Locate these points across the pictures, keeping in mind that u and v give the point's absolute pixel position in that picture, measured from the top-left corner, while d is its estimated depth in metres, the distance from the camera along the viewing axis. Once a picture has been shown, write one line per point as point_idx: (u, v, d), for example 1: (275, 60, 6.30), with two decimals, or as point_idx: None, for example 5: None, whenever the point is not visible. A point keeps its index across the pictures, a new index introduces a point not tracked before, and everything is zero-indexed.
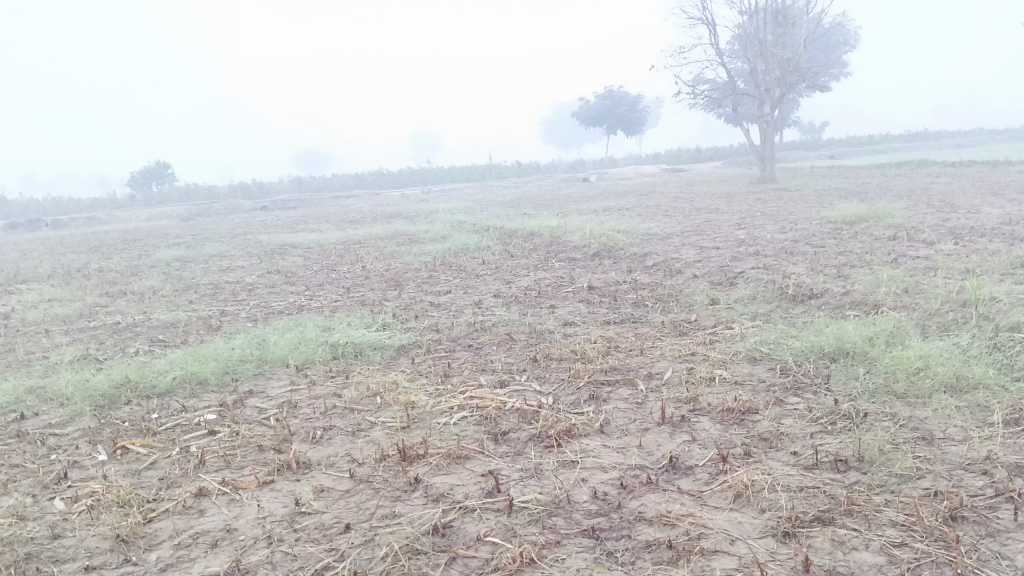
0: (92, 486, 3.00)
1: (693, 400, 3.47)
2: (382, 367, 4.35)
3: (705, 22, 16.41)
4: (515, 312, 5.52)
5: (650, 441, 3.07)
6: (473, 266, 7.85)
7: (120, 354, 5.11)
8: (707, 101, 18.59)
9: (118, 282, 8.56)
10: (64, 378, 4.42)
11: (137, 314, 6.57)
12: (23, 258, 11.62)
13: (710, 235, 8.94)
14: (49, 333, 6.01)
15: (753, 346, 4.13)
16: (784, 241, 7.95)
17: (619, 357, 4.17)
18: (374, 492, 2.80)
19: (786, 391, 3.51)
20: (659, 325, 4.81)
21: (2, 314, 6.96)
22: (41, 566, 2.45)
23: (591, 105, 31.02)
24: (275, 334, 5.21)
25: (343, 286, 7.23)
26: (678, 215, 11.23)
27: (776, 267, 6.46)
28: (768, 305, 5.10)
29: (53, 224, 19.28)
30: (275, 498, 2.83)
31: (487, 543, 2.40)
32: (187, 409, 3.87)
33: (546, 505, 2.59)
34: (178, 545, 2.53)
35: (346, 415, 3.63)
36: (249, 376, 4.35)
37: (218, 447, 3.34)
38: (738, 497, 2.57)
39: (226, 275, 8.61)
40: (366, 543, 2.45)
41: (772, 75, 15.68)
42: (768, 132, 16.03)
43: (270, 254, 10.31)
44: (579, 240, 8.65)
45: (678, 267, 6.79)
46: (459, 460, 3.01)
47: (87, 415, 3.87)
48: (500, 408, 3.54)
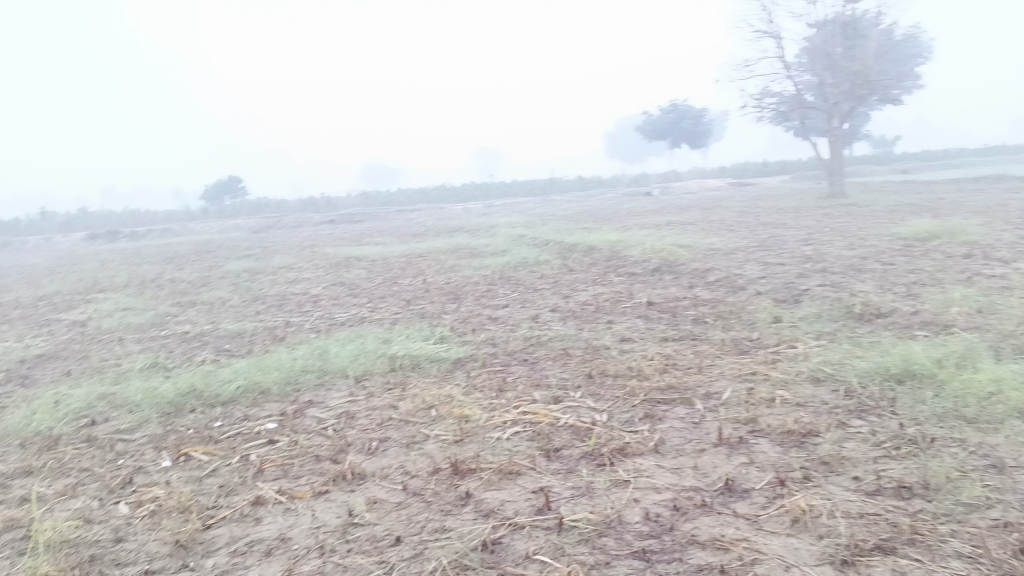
0: (155, 492, 3.09)
1: (752, 421, 3.40)
2: (439, 379, 4.38)
3: (771, 35, 16.20)
4: (572, 326, 5.51)
5: (706, 462, 3.02)
6: (532, 279, 7.87)
7: (187, 363, 5.26)
8: (774, 115, 18.30)
9: (189, 293, 8.82)
10: (134, 386, 4.56)
11: (206, 324, 6.75)
12: (102, 269, 12.06)
13: (776, 250, 8.79)
14: (123, 341, 6.22)
15: (816, 367, 4.03)
16: (851, 258, 7.76)
17: (677, 375, 4.11)
18: (426, 505, 2.81)
19: (850, 414, 3.40)
20: (719, 343, 4.73)
21: (80, 322, 7.23)
22: (104, 569, 2.52)
23: (655, 119, 30.85)
24: (336, 345, 5.29)
25: (403, 298, 7.32)
26: (743, 230, 11.07)
27: (843, 285, 6.30)
28: (833, 324, 4.98)
29: (130, 235, 19.99)
30: (328, 508, 2.86)
31: (535, 561, 2.38)
32: (249, 418, 3.96)
33: (597, 524, 2.56)
34: (233, 552, 2.58)
35: (401, 427, 3.67)
36: (309, 386, 4.43)
37: (277, 456, 3.40)
38: (795, 522, 2.50)
39: (292, 287, 8.80)
40: (415, 556, 2.46)
41: (841, 88, 15.37)
42: (837, 146, 15.69)
43: (335, 266, 10.50)
44: (640, 255, 8.60)
45: (741, 284, 6.68)
46: (511, 476, 3.01)
47: (154, 422, 3.99)
48: (553, 424, 3.52)
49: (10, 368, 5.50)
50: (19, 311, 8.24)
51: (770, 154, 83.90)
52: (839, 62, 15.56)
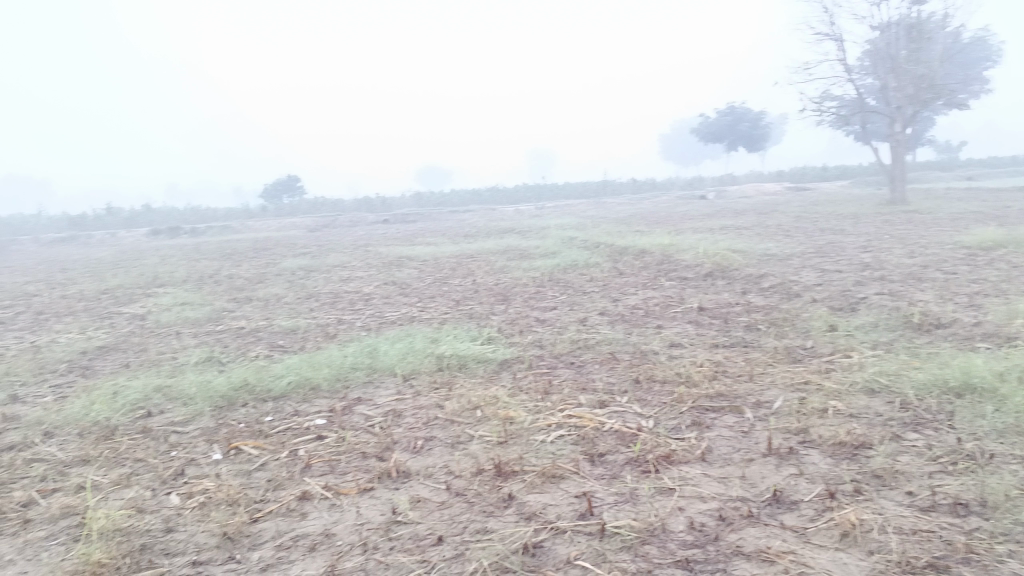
0: (205, 484, 3.15)
1: (803, 431, 3.33)
2: (485, 380, 4.39)
3: (833, 38, 15.87)
4: (621, 330, 5.47)
5: (754, 472, 2.97)
6: (581, 282, 7.84)
7: (241, 358, 5.36)
8: (834, 119, 17.92)
9: (245, 289, 8.99)
10: (189, 379, 4.67)
11: (260, 320, 6.87)
12: (163, 263, 12.38)
13: (833, 257, 8.61)
14: (180, 335, 6.37)
15: (871, 377, 3.93)
16: (911, 266, 7.56)
17: (726, 383, 4.05)
18: (468, 506, 2.82)
19: (905, 427, 3.31)
20: (771, 351, 4.65)
21: (140, 316, 7.43)
22: (154, 559, 2.57)
23: (712, 121, 30.50)
24: (385, 343, 5.34)
25: (453, 298, 7.36)
26: (800, 236, 10.87)
27: (902, 294, 6.14)
28: (890, 333, 4.85)
29: (191, 232, 20.49)
30: (373, 505, 2.89)
31: (576, 567, 2.36)
32: (298, 413, 4.02)
33: (640, 532, 2.54)
34: (279, 546, 2.62)
35: (446, 427, 3.68)
36: (358, 383, 4.48)
37: (325, 452, 3.44)
38: (844, 536, 2.44)
39: (346, 285, 8.92)
40: (456, 557, 2.46)
41: (904, 92, 15.00)
42: (899, 152, 15.32)
43: (387, 266, 10.60)
44: (692, 259, 8.50)
45: (796, 290, 6.56)
46: (554, 480, 2.99)
47: (207, 415, 4.07)
48: (598, 428, 3.50)
49: (72, 359, 5.67)
50: (83, 303, 8.50)
51: (831, 159, 82.26)
52: (903, 65, 15.18)
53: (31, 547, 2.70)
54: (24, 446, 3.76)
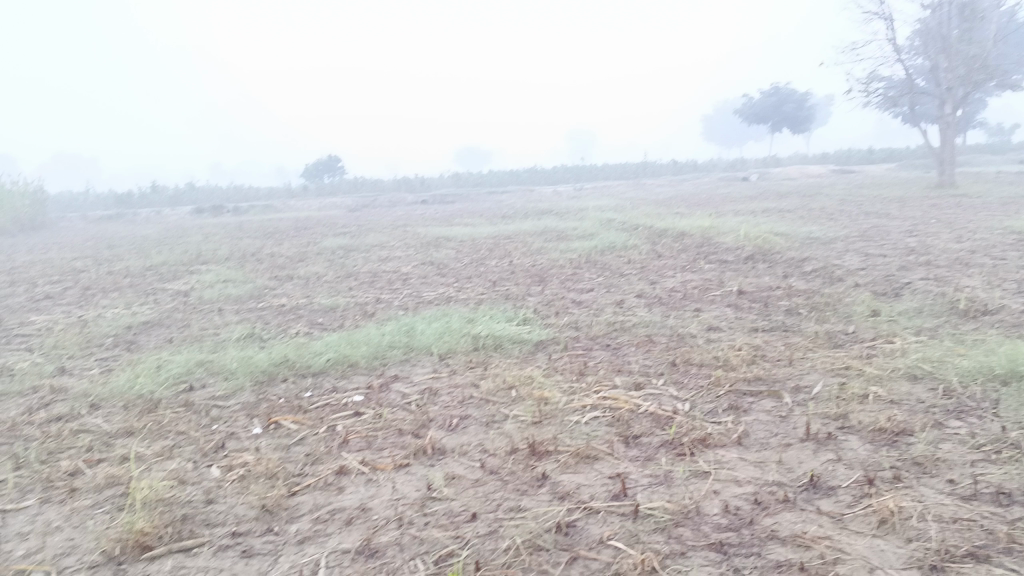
0: (245, 457, 3.20)
1: (843, 417, 3.28)
2: (520, 361, 4.40)
3: (882, 17, 15.50)
4: (658, 313, 5.44)
5: (791, 457, 2.94)
6: (619, 264, 7.80)
7: (281, 335, 5.43)
8: (882, 101, 17.54)
9: (286, 267, 9.10)
10: (231, 354, 4.75)
11: (300, 297, 6.96)
12: (206, 241, 12.57)
13: (878, 241, 8.46)
14: (222, 311, 6.48)
15: (914, 363, 3.86)
16: (958, 251, 7.39)
17: (765, 367, 4.01)
18: (502, 484, 2.83)
19: (947, 414, 3.25)
20: (812, 335, 4.58)
21: (184, 292, 7.56)
22: (195, 529, 2.63)
23: (755, 103, 30.02)
24: (423, 322, 5.38)
25: (490, 279, 7.37)
26: (844, 220, 10.68)
27: (948, 279, 6.00)
28: (935, 319, 4.75)
29: (234, 210, 20.78)
30: (408, 481, 2.92)
31: (609, 547, 2.37)
32: (337, 390, 4.07)
33: (673, 514, 2.53)
34: (315, 519, 2.66)
35: (481, 406, 3.70)
36: (395, 361, 4.52)
37: (362, 428, 3.48)
38: (882, 523, 2.40)
39: (384, 264, 8.99)
40: (489, 533, 2.48)
41: (955, 73, 14.60)
42: (948, 134, 14.94)
43: (425, 246, 10.64)
44: (732, 242, 8.41)
45: (838, 275, 6.46)
46: (588, 461, 2.99)
47: (247, 390, 4.14)
48: (633, 410, 3.49)
49: (118, 333, 5.80)
50: (128, 279, 8.67)
51: (878, 142, 80.55)
52: (955, 45, 14.77)
53: (77, 515, 2.78)
54: (72, 417, 3.86)
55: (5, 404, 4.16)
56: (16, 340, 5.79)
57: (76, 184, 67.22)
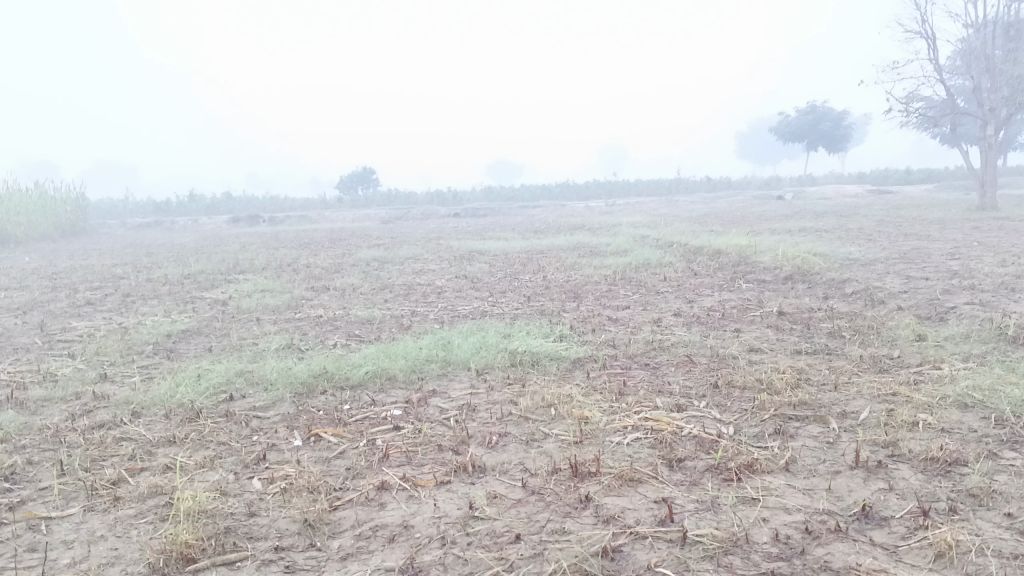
0: (287, 470, 3.20)
1: (892, 444, 3.21)
2: (558, 378, 4.36)
3: (924, 36, 15.31)
4: (697, 333, 5.38)
5: (841, 485, 2.87)
6: (655, 281, 7.75)
7: (319, 346, 5.45)
8: (922, 121, 17.32)
9: (322, 278, 9.16)
10: (270, 365, 4.77)
11: (337, 309, 6.98)
12: (242, 250, 12.69)
13: (920, 263, 8.33)
14: (260, 321, 6.52)
15: (965, 391, 3.77)
16: (1004, 275, 7.24)
17: (810, 391, 3.94)
18: (545, 505, 2.80)
19: (1001, 444, 3.16)
20: (856, 360, 4.50)
21: (222, 301, 7.63)
22: (238, 542, 2.63)
23: (791, 120, 29.77)
24: (459, 337, 5.37)
25: (525, 294, 7.35)
26: (883, 241, 10.54)
27: (994, 304, 5.88)
28: (983, 346, 4.65)
29: (270, 220, 21.01)
30: (450, 499, 2.90)
31: (657, 574, 2.32)
32: (376, 403, 4.06)
33: (722, 541, 2.48)
34: (358, 535, 2.64)
35: (521, 424, 3.67)
36: (433, 376, 4.50)
37: (402, 443, 3.47)
38: (939, 557, 2.34)
39: (419, 277, 9.01)
40: (534, 556, 2.45)
41: (999, 94, 14.37)
42: (992, 155, 14.69)
43: (459, 259, 10.64)
44: (770, 261, 8.32)
45: (880, 297, 6.36)
46: (632, 483, 2.95)
47: (287, 401, 4.16)
48: (676, 433, 3.44)
49: (158, 341, 5.85)
50: (167, 287, 8.77)
51: (915, 162, 79.52)
52: (999, 66, 14.54)
53: (121, 524, 2.79)
54: (114, 424, 3.89)
55: (49, 410, 4.20)
56: (58, 345, 5.87)
57: (116, 192, 68.52)
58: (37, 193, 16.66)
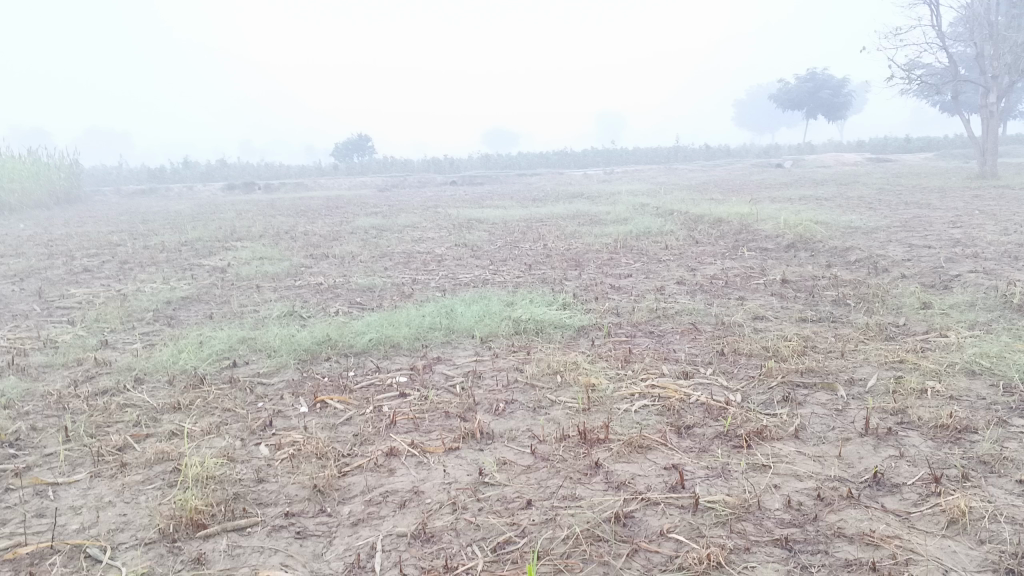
0: (294, 436, 3.19)
1: (901, 412, 3.20)
2: (563, 346, 4.34)
3: (927, 2, 15.15)
4: (701, 301, 5.36)
5: (851, 452, 2.87)
6: (656, 250, 7.71)
7: (321, 313, 5.42)
8: (923, 88, 17.19)
9: (321, 246, 9.10)
10: (272, 332, 4.74)
11: (337, 277, 6.92)
12: (239, 218, 12.59)
13: (921, 232, 8.30)
14: (260, 289, 6.47)
15: (972, 359, 3.76)
16: (1007, 244, 7.22)
17: (817, 358, 3.93)
18: (554, 471, 2.79)
19: (1010, 411, 3.16)
20: (862, 327, 4.48)
21: (220, 268, 7.56)
22: (248, 508, 2.61)
23: (790, 87, 29.57)
24: (462, 304, 5.33)
25: (526, 262, 7.31)
26: (884, 209, 10.50)
27: (998, 273, 5.86)
28: (989, 314, 4.63)
29: (266, 187, 20.85)
30: (459, 465, 2.89)
31: (670, 540, 2.32)
32: (381, 369, 4.05)
33: (734, 508, 2.48)
34: (368, 501, 2.63)
35: (527, 391, 3.65)
36: (437, 344, 4.47)
37: (409, 410, 3.45)
38: (952, 523, 2.33)
39: (419, 245, 8.97)
40: (547, 522, 2.44)
41: (1001, 61, 14.25)
42: (992, 123, 14.60)
43: (458, 228, 10.56)
44: (772, 230, 8.29)
45: (884, 265, 6.33)
46: (641, 450, 2.94)
47: (290, 368, 4.13)
48: (684, 400, 3.43)
49: (158, 308, 5.82)
50: (164, 254, 8.70)
51: (914, 131, 79.19)
52: (1002, 32, 14.43)
53: (129, 490, 2.77)
54: (117, 391, 3.87)
55: (51, 376, 4.17)
56: (57, 312, 5.83)
57: (110, 159, 67.81)
58: (30, 160, 16.49)
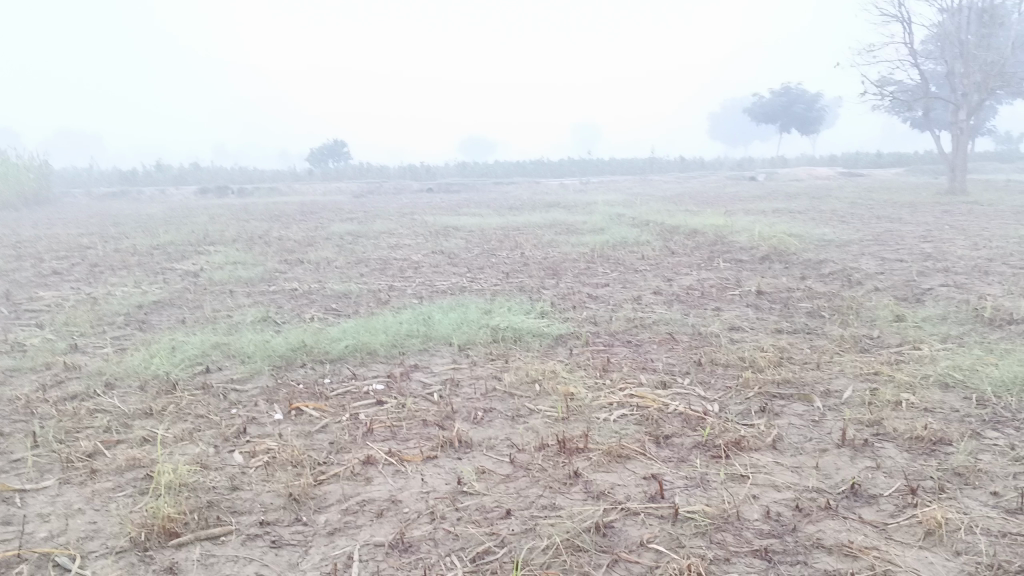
0: (268, 443, 3.14)
1: (877, 423, 3.23)
2: (541, 355, 4.33)
3: (899, 20, 15.39)
4: (678, 311, 5.38)
5: (828, 463, 2.88)
6: (633, 260, 7.74)
7: (297, 319, 5.37)
8: (894, 104, 17.45)
9: (296, 251, 9.02)
10: (247, 337, 4.68)
11: (312, 282, 6.86)
12: (212, 222, 12.46)
13: (894, 245, 8.41)
14: (234, 293, 6.39)
15: (946, 371, 3.80)
16: (977, 259, 7.33)
17: (793, 370, 3.95)
18: (533, 480, 2.78)
19: (984, 424, 3.19)
20: (837, 339, 4.52)
21: (193, 272, 7.48)
22: (222, 516, 2.57)
23: (764, 101, 29.89)
24: (439, 312, 5.31)
25: (503, 270, 7.30)
26: (857, 223, 10.62)
27: (969, 287, 5.94)
28: (961, 327, 4.69)
29: (239, 192, 20.67)
30: (437, 474, 2.86)
31: (650, 550, 2.31)
32: (357, 377, 4.01)
33: (713, 518, 2.47)
34: (345, 510, 2.60)
35: (505, 399, 3.64)
36: (415, 351, 4.44)
37: (386, 417, 3.42)
38: (929, 534, 2.35)
39: (395, 252, 8.93)
40: (526, 532, 2.42)
41: (971, 80, 14.51)
42: (961, 140, 14.85)
43: (434, 235, 10.53)
44: (747, 241, 8.35)
45: (857, 278, 6.40)
46: (620, 460, 2.94)
47: (265, 374, 4.08)
48: (662, 409, 3.44)
49: (129, 312, 5.73)
50: (136, 258, 8.58)
51: (884, 146, 80.42)
52: (971, 51, 14.70)
53: (99, 497, 2.71)
54: (87, 395, 3.79)
55: (19, 380, 4.09)
56: (25, 315, 5.72)
57: (80, 161, 66.88)
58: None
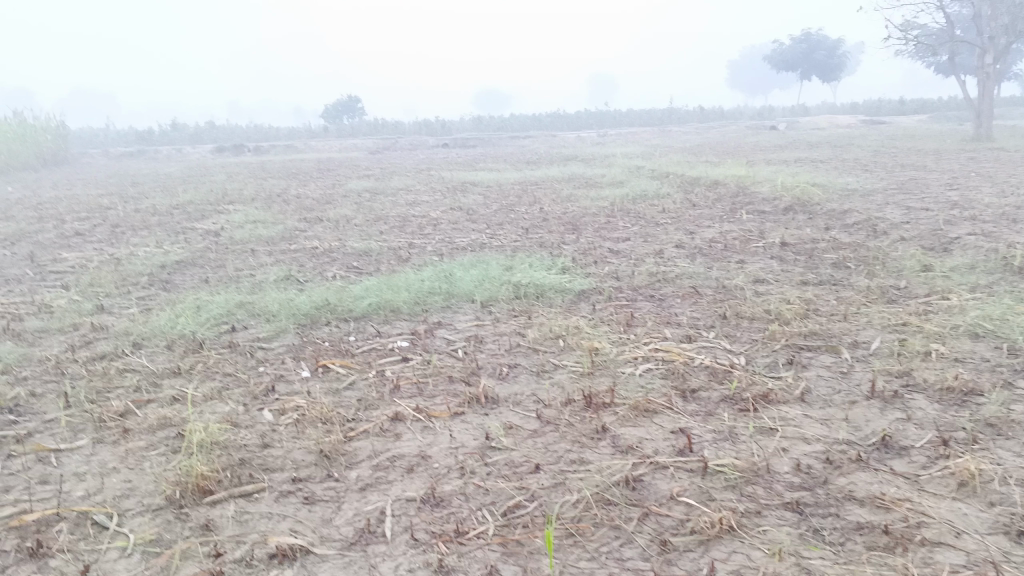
0: (297, 401, 3.16)
1: (906, 374, 3.20)
2: (564, 310, 4.32)
3: None
4: (701, 264, 5.32)
5: (858, 415, 2.86)
6: (654, 213, 7.66)
7: (319, 278, 5.37)
8: (919, 49, 17.02)
9: (314, 209, 9.00)
10: (270, 296, 4.69)
11: (332, 240, 6.86)
12: (229, 181, 12.43)
13: (919, 194, 8.26)
14: (255, 253, 6.40)
15: (976, 321, 3.75)
16: (1005, 206, 7.19)
17: (820, 322, 3.91)
18: (561, 436, 2.78)
19: (1016, 374, 3.16)
20: (864, 290, 4.47)
21: (214, 232, 7.48)
22: (254, 473, 2.60)
23: (785, 48, 29.28)
24: (460, 269, 5.28)
25: (523, 226, 7.25)
26: (881, 171, 10.44)
27: (997, 235, 5.84)
28: (990, 276, 4.62)
29: (256, 150, 20.60)
30: (465, 430, 2.87)
31: (681, 503, 2.32)
32: (381, 334, 4.01)
33: (744, 472, 2.47)
34: (375, 466, 2.62)
35: (530, 355, 3.64)
36: (437, 308, 4.44)
37: (412, 374, 3.43)
38: (961, 486, 2.34)
39: (413, 208, 8.89)
40: (556, 486, 2.44)
41: (999, 22, 14.10)
42: (988, 85, 14.48)
43: (452, 191, 10.46)
44: (769, 192, 8.24)
45: (883, 228, 6.31)
46: (648, 414, 2.93)
47: (291, 333, 4.10)
48: (688, 363, 3.43)
49: (152, 272, 5.74)
50: (156, 218, 8.60)
51: (907, 93, 78.88)
52: None
53: (133, 456, 2.75)
54: (116, 356, 3.83)
55: (47, 341, 4.13)
56: (50, 276, 5.76)
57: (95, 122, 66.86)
58: (16, 122, 16.24)
